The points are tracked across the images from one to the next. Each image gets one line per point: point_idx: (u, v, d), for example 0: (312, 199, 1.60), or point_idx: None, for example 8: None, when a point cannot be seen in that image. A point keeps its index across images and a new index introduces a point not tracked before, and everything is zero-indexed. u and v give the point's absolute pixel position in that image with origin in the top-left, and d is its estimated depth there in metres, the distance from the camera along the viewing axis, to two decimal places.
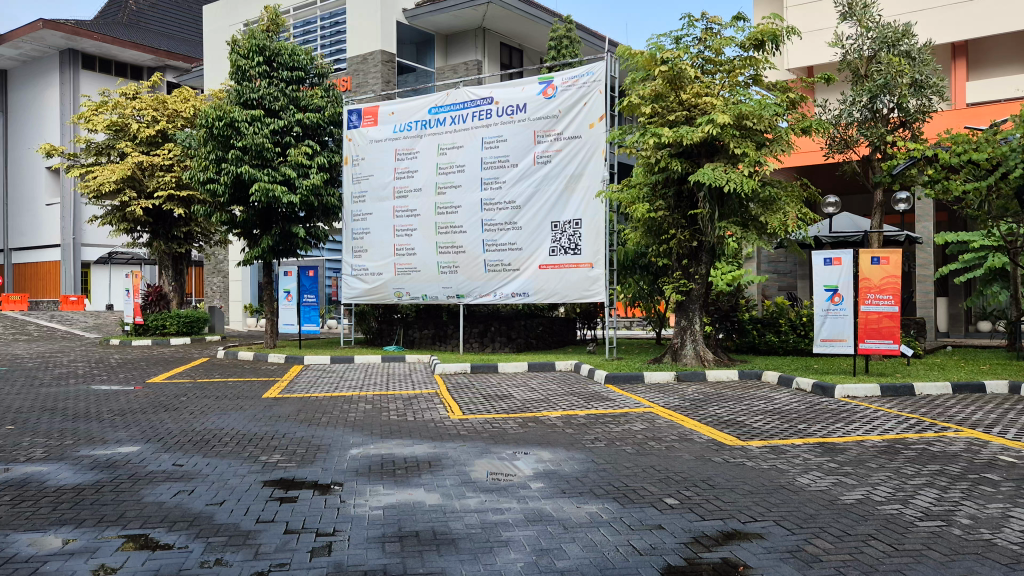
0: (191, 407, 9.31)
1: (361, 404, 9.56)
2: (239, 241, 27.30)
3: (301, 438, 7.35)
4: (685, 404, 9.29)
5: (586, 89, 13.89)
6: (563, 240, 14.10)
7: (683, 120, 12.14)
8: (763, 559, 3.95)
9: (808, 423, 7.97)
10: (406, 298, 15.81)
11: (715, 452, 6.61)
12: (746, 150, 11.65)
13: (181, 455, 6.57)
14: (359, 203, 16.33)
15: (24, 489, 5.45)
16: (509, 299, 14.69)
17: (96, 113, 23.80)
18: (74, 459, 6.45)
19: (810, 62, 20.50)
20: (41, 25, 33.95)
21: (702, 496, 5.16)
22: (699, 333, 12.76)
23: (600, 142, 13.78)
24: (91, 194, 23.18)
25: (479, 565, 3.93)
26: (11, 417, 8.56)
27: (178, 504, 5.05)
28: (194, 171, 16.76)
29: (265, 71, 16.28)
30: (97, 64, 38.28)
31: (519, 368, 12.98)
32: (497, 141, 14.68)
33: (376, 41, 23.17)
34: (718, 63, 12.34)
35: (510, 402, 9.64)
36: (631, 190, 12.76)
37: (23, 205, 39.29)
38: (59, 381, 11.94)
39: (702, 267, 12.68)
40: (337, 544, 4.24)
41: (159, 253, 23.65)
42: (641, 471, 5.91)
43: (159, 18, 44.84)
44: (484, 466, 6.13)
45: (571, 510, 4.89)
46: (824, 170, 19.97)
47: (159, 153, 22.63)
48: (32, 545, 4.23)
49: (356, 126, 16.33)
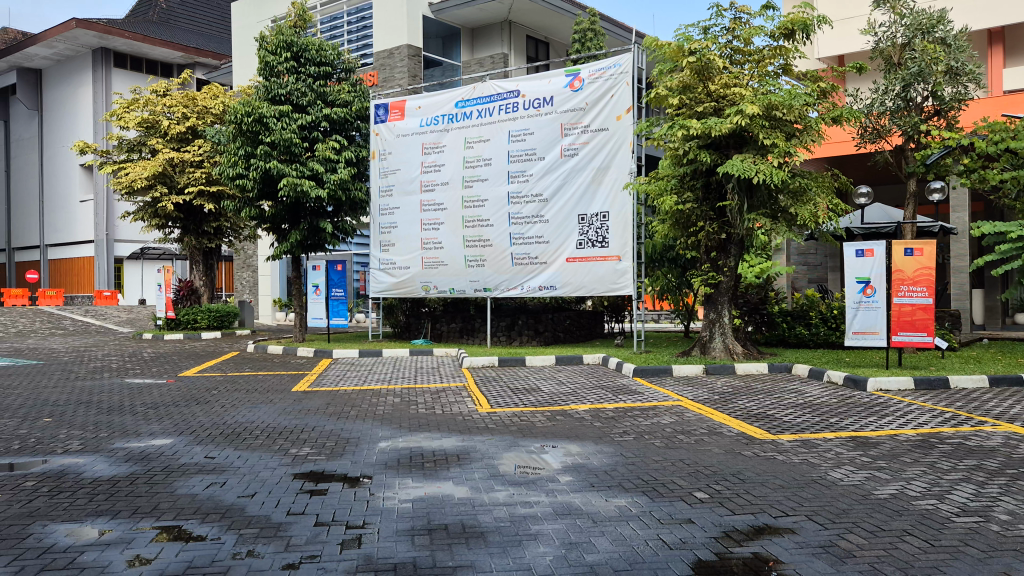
0: (221, 401, 9.39)
1: (390, 397, 9.59)
2: (267, 236, 27.55)
3: (330, 431, 7.40)
4: (714, 398, 9.20)
5: (613, 81, 13.78)
6: (590, 232, 14.05)
7: (711, 112, 12.00)
8: (795, 555, 3.91)
9: (840, 416, 7.88)
10: (433, 292, 15.85)
11: (746, 446, 6.53)
12: (776, 141, 11.52)
13: (212, 448, 6.64)
14: (386, 197, 16.37)
15: (61, 480, 5.56)
16: (536, 292, 14.68)
17: (127, 110, 24.07)
18: (109, 451, 6.55)
19: (841, 51, 20.21)
20: (74, 24, 34.44)
21: (733, 491, 5.12)
22: (728, 326, 12.64)
23: (627, 134, 13.68)
24: (123, 192, 23.45)
25: (508, 558, 3.92)
26: (48, 411, 8.72)
27: (211, 496, 5.10)
28: (224, 167, 16.92)
29: (292, 66, 16.39)
30: (129, 63, 38.82)
31: (547, 361, 12.97)
32: (523, 135, 14.65)
33: (402, 36, 23.18)
34: (747, 53, 12.17)
35: (538, 395, 9.62)
36: (659, 182, 12.71)
37: (56, 202, 39.90)
38: (94, 375, 12.14)
39: (731, 259, 12.58)
40: (367, 537, 4.27)
41: (190, 249, 23.91)
42: (671, 465, 5.87)
43: (188, 15, 45.22)
44: (512, 459, 6.13)
45: (600, 503, 4.88)
46: (855, 161, 19.70)
47: (190, 150, 22.88)
48: (69, 535, 4.30)
49: (383, 120, 16.39)
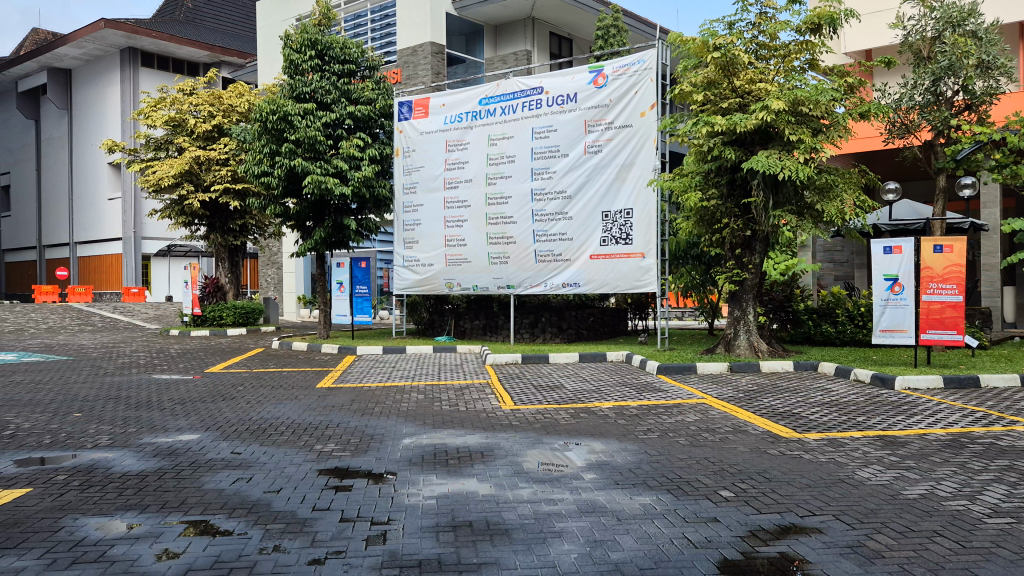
0: (247, 397, 9.47)
1: (414, 394, 9.63)
2: (292, 233, 27.74)
3: (354, 428, 7.43)
4: (739, 396, 9.13)
5: (637, 77, 13.73)
6: (613, 229, 14.00)
7: (736, 108, 11.91)
8: (822, 555, 3.87)
9: (868, 415, 7.80)
10: (456, 289, 15.88)
11: (771, 445, 6.47)
12: (802, 136, 11.41)
13: (239, 444, 6.70)
14: (409, 194, 16.41)
15: (91, 475, 5.63)
16: (559, 289, 14.67)
17: (154, 108, 24.30)
18: (137, 446, 6.63)
19: (868, 45, 19.96)
20: (103, 24, 34.83)
21: (759, 489, 5.08)
22: (753, 324, 12.55)
23: (651, 130, 13.63)
24: (150, 189, 23.69)
25: (533, 556, 3.92)
26: (77, 406, 8.84)
27: (237, 492, 5.15)
28: (249, 164, 17.06)
29: (317, 64, 16.48)
30: (155, 62, 39.23)
31: (571, 358, 12.94)
32: (547, 132, 14.62)
33: (425, 33, 23.23)
34: (772, 49, 12.06)
35: (562, 392, 9.61)
36: (684, 179, 12.64)
37: (86, 200, 40.44)
38: (122, 371, 12.29)
39: (756, 256, 12.48)
40: (392, 533, 4.28)
41: (215, 246, 24.11)
42: (696, 463, 5.84)
43: (214, 14, 45.60)
44: (536, 456, 6.13)
45: (625, 501, 4.86)
46: (883, 156, 19.47)
47: (216, 148, 23.09)
48: (99, 529, 4.35)
49: (407, 118, 16.42)
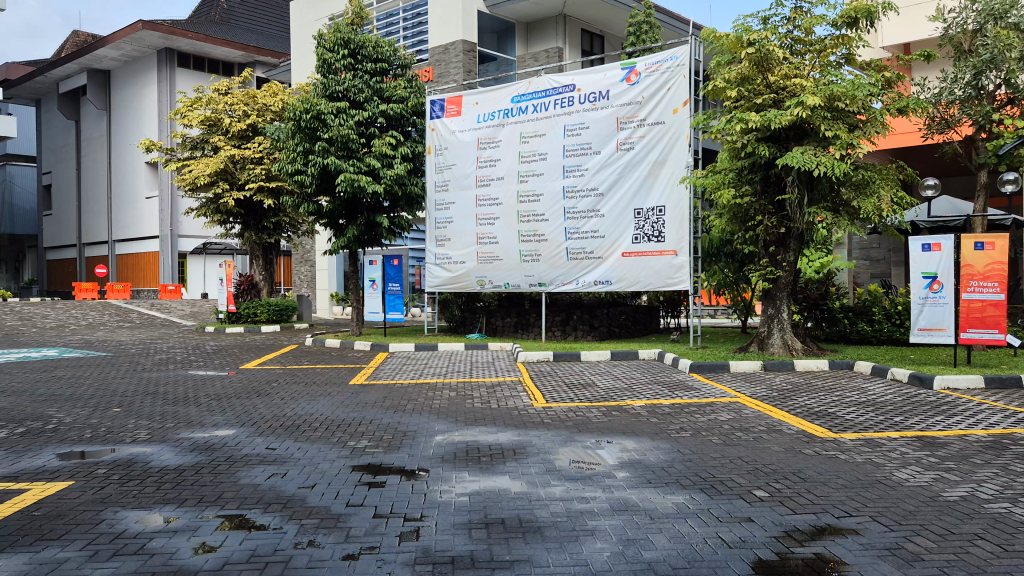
0: (282, 393, 9.58)
1: (446, 391, 9.67)
2: (325, 230, 27.99)
3: (387, 424, 7.49)
4: (773, 395, 9.05)
5: (670, 73, 13.60)
6: (646, 227, 13.93)
7: (771, 103, 11.78)
8: (860, 556, 3.82)
9: (906, 415, 7.69)
10: (488, 286, 15.91)
11: (806, 445, 6.40)
12: (838, 132, 11.26)
13: (273, 440, 6.78)
14: (441, 192, 16.48)
15: (130, 469, 5.74)
16: (591, 287, 14.63)
17: (191, 108, 24.61)
18: (175, 441, 6.74)
19: (907, 39, 19.63)
20: (141, 25, 35.39)
21: (793, 490, 5.03)
22: (786, 321, 12.41)
23: (684, 127, 13.52)
24: (186, 188, 24.02)
25: (566, 554, 3.92)
26: (117, 401, 9.00)
27: (273, 487, 5.21)
28: (283, 163, 17.22)
29: (350, 63, 16.59)
30: (192, 62, 39.78)
31: (602, 356, 12.92)
32: (579, 129, 14.59)
33: (457, 32, 23.27)
34: (808, 43, 11.89)
35: (593, 390, 9.60)
36: (716, 176, 12.55)
37: (124, 198, 41.13)
38: (160, 366, 12.51)
39: (790, 254, 12.33)
40: (425, 530, 4.30)
41: (250, 244, 24.41)
42: (729, 462, 5.79)
43: (249, 14, 46.13)
44: (568, 454, 6.12)
45: (658, 500, 4.84)
46: (921, 151, 19.14)
47: (250, 147, 23.35)
48: (138, 522, 4.43)
49: (439, 116, 16.48)
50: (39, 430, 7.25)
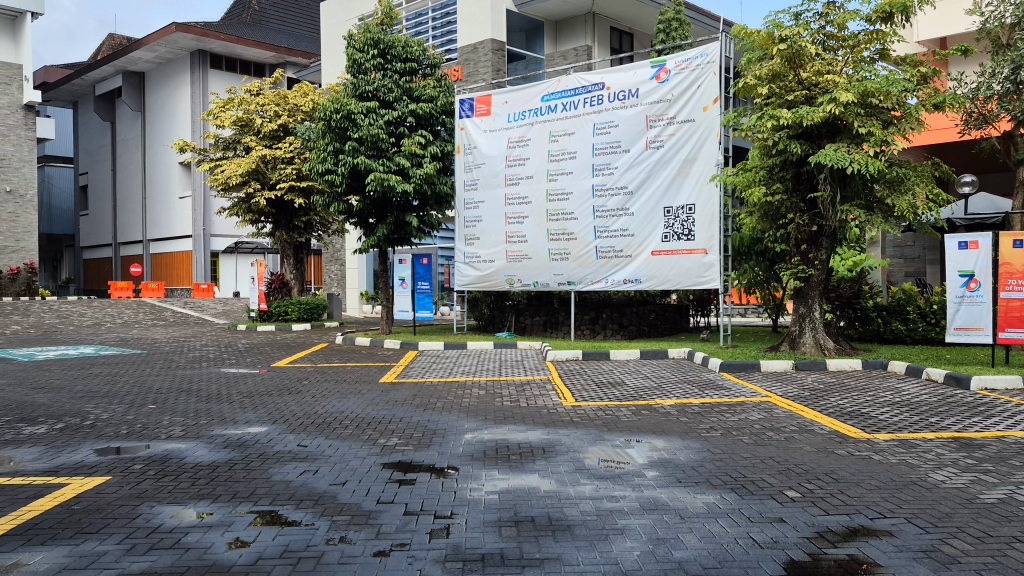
0: (313, 391, 9.67)
1: (475, 389, 9.70)
2: (355, 229, 28.20)
3: (416, 422, 7.52)
4: (805, 394, 8.96)
5: (700, 71, 13.50)
6: (676, 225, 13.84)
7: (802, 100, 11.66)
8: (894, 558, 3.77)
9: (941, 415, 7.58)
10: (517, 285, 15.93)
11: (839, 445, 6.33)
12: (872, 129, 11.10)
13: (304, 437, 6.85)
14: (471, 191, 16.52)
15: (165, 464, 5.83)
16: (620, 286, 14.57)
17: (223, 109, 24.87)
18: (208, 437, 6.83)
19: (943, 33, 19.32)
20: (174, 28, 35.85)
21: (826, 490, 4.98)
22: (819, 321, 12.27)
23: (714, 124, 13.42)
24: (219, 188, 24.31)
25: (595, 552, 3.91)
26: (152, 398, 9.15)
27: (304, 483, 5.27)
28: (313, 162, 17.36)
29: (379, 63, 16.68)
30: (224, 63, 40.26)
31: (631, 356, 12.86)
32: (609, 127, 14.54)
33: (486, 31, 23.30)
34: (841, 39, 11.76)
35: (623, 389, 9.57)
36: (747, 173, 12.42)
37: (158, 198, 41.74)
38: (194, 364, 12.68)
39: (823, 252, 12.18)
40: (455, 527, 4.32)
41: (281, 243, 24.66)
42: (761, 462, 5.74)
43: (279, 16, 46.58)
44: (597, 453, 6.11)
45: (688, 499, 4.82)
46: (958, 148, 18.83)
47: (281, 147, 23.57)
48: (173, 517, 4.50)
49: (468, 115, 16.51)
50: (77, 426, 7.39)
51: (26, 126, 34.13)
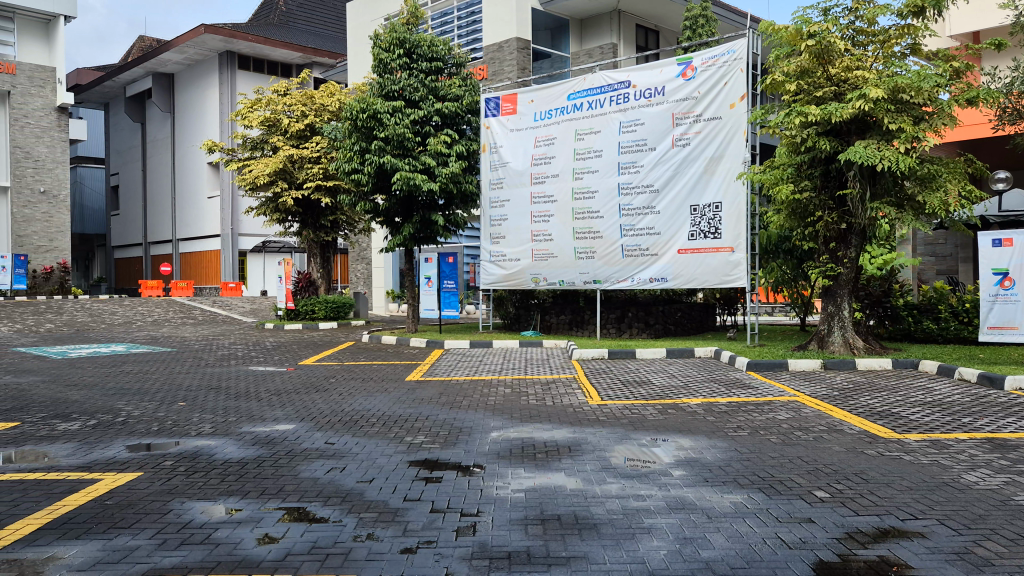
0: (339, 389, 9.75)
1: (500, 388, 9.71)
2: (381, 228, 28.33)
3: (443, 420, 7.55)
4: (834, 394, 8.86)
5: (727, 68, 13.38)
6: (702, 223, 13.75)
7: (831, 96, 11.54)
8: (926, 560, 3.72)
9: (974, 416, 7.47)
10: (543, 283, 15.92)
11: (868, 445, 6.26)
12: (903, 125, 10.95)
13: (332, 435, 6.89)
14: (496, 190, 16.55)
15: (195, 461, 5.90)
16: (646, 284, 14.50)
17: (251, 109, 25.07)
18: (237, 435, 6.90)
19: (976, 27, 19.00)
20: (203, 29, 36.22)
21: (855, 491, 4.92)
22: (848, 319, 12.12)
23: (741, 122, 13.29)
24: (247, 188, 24.54)
25: (622, 551, 3.90)
26: (182, 395, 9.27)
27: (332, 480, 5.31)
28: (340, 162, 17.47)
29: (405, 63, 16.74)
30: (252, 64, 40.66)
31: (657, 354, 12.81)
32: (635, 125, 14.48)
33: (511, 29, 23.30)
34: (871, 34, 11.61)
35: (649, 388, 9.55)
36: (775, 171, 12.28)
37: (187, 198, 42.24)
38: (222, 362, 12.81)
39: (852, 250, 12.05)
40: (481, 525, 4.33)
41: (308, 242, 24.86)
42: (789, 462, 5.69)
43: (306, 17, 46.93)
44: (623, 452, 6.10)
45: (715, 499, 4.79)
46: (992, 143, 18.50)
47: (308, 146, 23.75)
48: (203, 512, 4.56)
49: (494, 114, 16.51)
50: (110, 422, 7.51)
51: (60, 128, 34.64)
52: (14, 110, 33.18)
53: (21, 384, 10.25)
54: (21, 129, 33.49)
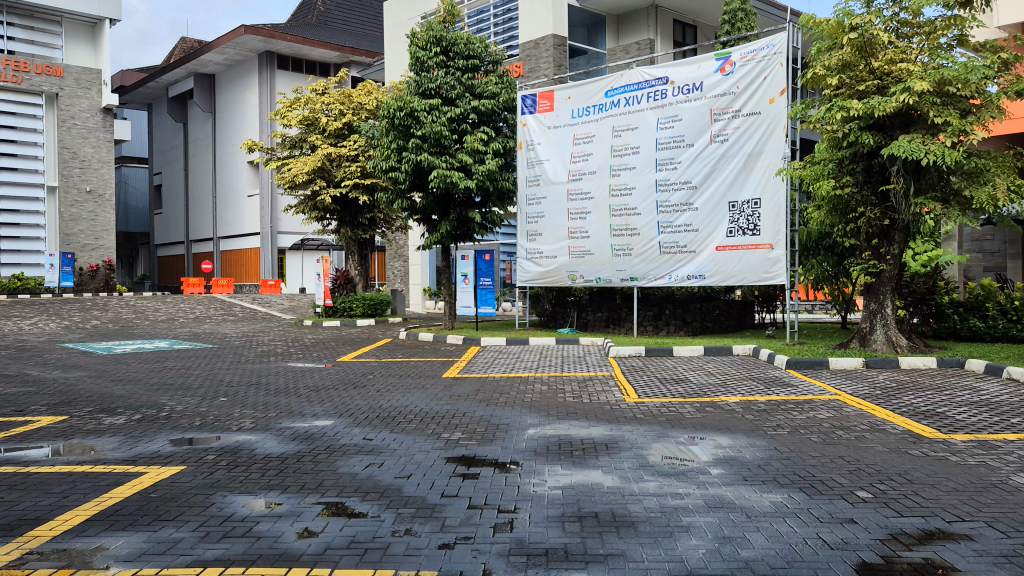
0: (378, 385, 9.84)
1: (537, 384, 9.72)
2: (418, 226, 28.48)
3: (480, 417, 7.56)
4: (876, 393, 8.69)
5: (767, 62, 13.21)
6: (740, 220, 13.60)
7: (874, 90, 11.33)
8: (973, 563, 3.64)
9: (1021, 416, 7.29)
10: (580, 281, 15.88)
11: (913, 445, 6.14)
12: (949, 118, 10.67)
13: (370, 431, 6.94)
14: (533, 187, 16.56)
15: (237, 455, 5.99)
16: (684, 281, 14.38)
17: (290, 108, 25.31)
18: (277, 430, 7.00)
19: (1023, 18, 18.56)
20: (243, 30, 36.69)
21: (900, 492, 4.82)
22: (891, 317, 11.89)
23: (781, 117, 13.11)
24: (286, 186, 24.82)
25: (660, 549, 3.88)
26: (223, 390, 9.41)
27: (370, 476, 5.35)
28: (377, 160, 17.59)
29: (442, 61, 16.80)
30: (291, 64, 41.09)
31: (695, 352, 12.71)
32: (672, 121, 14.37)
33: (547, 26, 23.22)
34: (916, 25, 11.38)
35: (686, 385, 9.48)
36: (816, 166, 12.12)
37: (228, 197, 42.85)
38: (263, 358, 13.01)
39: (895, 247, 11.82)
40: (519, 521, 4.34)
41: (346, 240, 25.09)
42: (830, 462, 5.59)
43: (344, 16, 47.36)
44: (660, 450, 6.06)
45: (754, 498, 4.74)
46: None
47: (346, 145, 23.95)
48: (244, 506, 4.63)
49: (531, 111, 16.50)
50: (154, 417, 7.67)
51: (105, 129, 35.33)
52: (62, 112, 33.88)
53: (69, 378, 10.52)
54: (68, 130, 34.21)
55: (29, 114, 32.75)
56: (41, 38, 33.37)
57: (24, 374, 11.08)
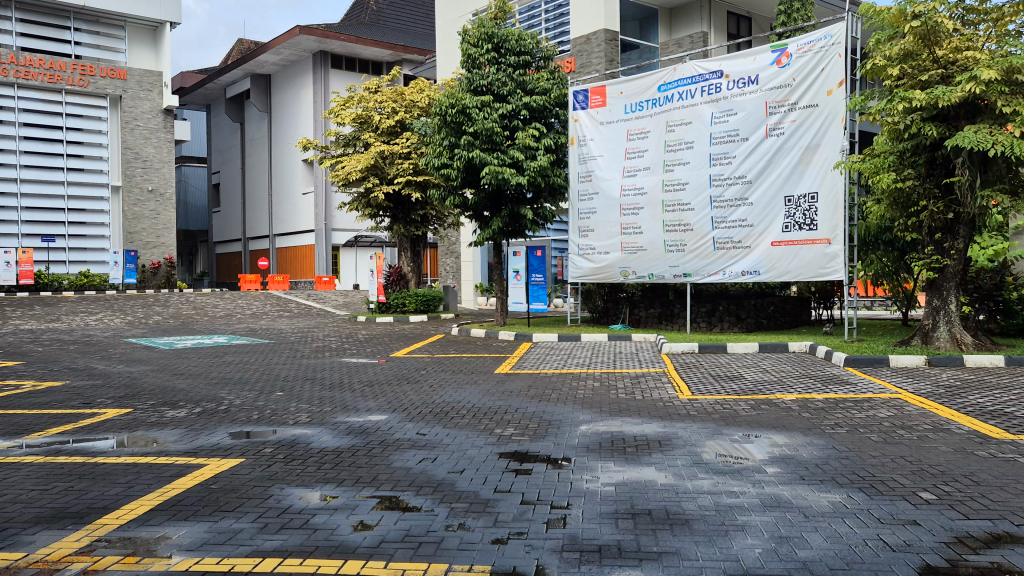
0: (430, 380, 9.91)
1: (589, 381, 9.68)
2: (469, 223, 28.58)
3: (532, 413, 7.56)
4: (939, 391, 8.45)
5: (824, 53, 12.91)
6: (797, 215, 13.34)
7: (937, 80, 10.99)
8: None
9: None
10: (632, 277, 15.75)
11: (979, 445, 5.96)
12: (1017, 107, 10.33)
13: (422, 426, 6.99)
14: (585, 182, 16.50)
15: (293, 449, 6.09)
16: (738, 277, 14.17)
17: (343, 108, 25.60)
18: (332, 424, 7.09)
19: None
20: (297, 30, 37.26)
21: (965, 493, 4.68)
22: (955, 314, 11.52)
23: (839, 108, 12.78)
24: (340, 184, 25.15)
25: (715, 548, 3.83)
26: (279, 385, 9.58)
27: (424, 470, 5.40)
28: (430, 157, 17.69)
29: (494, 57, 16.81)
30: (344, 64, 41.47)
31: (750, 348, 12.52)
32: (727, 116, 14.17)
33: (599, 21, 23.08)
34: (982, 12, 11.04)
35: (742, 382, 9.34)
36: (875, 159, 11.88)
37: (283, 194, 43.59)
38: (317, 353, 13.21)
39: (960, 241, 11.38)
40: (571, 517, 4.32)
41: (399, 236, 25.34)
42: (892, 462, 5.46)
43: (396, 15, 47.83)
44: (715, 448, 5.97)
45: (813, 497, 4.65)
46: None
47: (398, 142, 24.15)
48: (301, 498, 4.70)
49: (583, 106, 16.43)
50: (214, 410, 7.85)
51: (166, 129, 36.25)
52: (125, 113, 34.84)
53: (132, 372, 10.82)
54: (131, 131, 35.18)
55: (95, 116, 33.76)
56: (105, 43, 34.36)
57: (90, 367, 11.41)
